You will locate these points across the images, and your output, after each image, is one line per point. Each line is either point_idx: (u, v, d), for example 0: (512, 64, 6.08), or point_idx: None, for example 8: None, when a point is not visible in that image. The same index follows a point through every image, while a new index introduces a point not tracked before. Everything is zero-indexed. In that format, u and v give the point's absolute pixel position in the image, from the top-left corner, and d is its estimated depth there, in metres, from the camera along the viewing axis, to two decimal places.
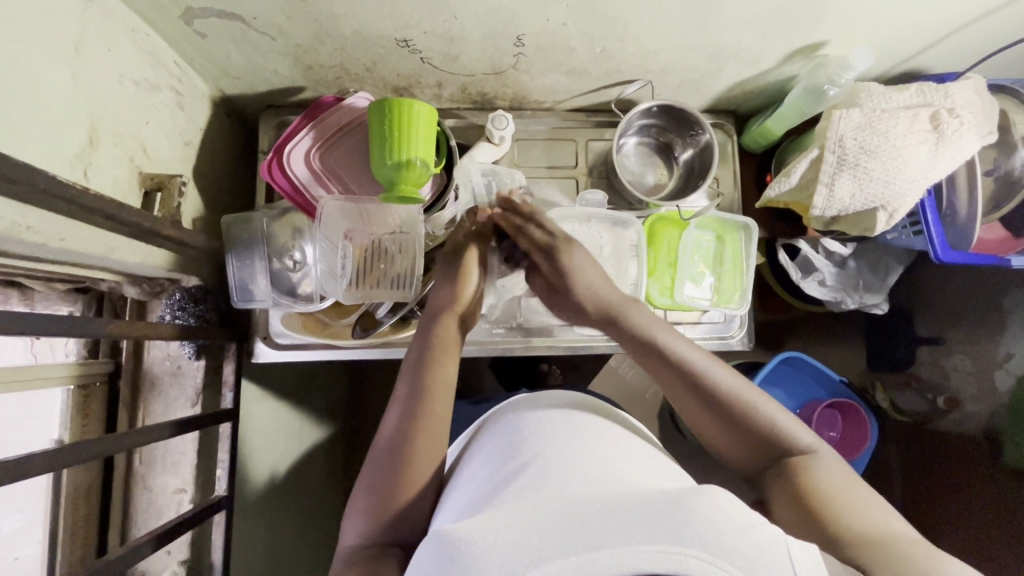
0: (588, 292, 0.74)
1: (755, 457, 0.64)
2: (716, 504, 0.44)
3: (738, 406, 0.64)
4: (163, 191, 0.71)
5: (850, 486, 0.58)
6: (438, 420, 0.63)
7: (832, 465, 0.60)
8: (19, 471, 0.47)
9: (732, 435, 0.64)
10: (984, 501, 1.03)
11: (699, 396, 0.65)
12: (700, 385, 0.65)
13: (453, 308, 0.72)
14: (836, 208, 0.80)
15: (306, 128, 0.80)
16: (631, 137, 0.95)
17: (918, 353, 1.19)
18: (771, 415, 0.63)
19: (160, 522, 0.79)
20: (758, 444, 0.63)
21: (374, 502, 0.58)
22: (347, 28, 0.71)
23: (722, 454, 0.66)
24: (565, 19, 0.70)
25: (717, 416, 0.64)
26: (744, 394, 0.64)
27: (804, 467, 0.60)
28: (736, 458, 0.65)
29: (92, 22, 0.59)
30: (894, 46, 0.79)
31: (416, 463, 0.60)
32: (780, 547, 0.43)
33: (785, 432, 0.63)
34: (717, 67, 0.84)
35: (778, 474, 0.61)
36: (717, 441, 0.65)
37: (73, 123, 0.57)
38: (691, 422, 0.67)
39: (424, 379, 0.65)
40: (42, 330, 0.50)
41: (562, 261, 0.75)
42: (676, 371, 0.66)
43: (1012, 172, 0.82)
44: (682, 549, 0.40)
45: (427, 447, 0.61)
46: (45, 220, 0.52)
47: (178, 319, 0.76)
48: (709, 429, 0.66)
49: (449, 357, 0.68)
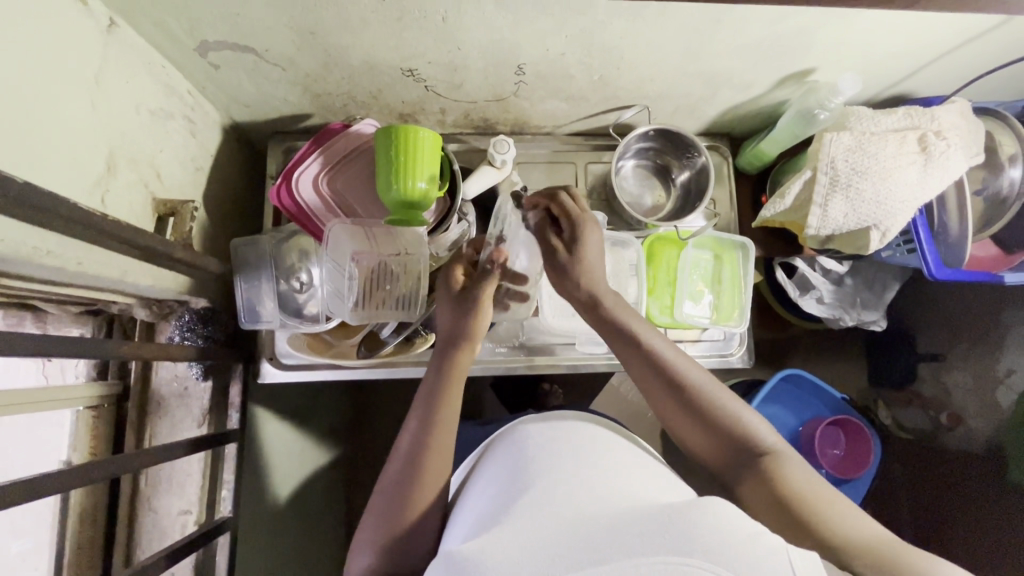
0: (589, 270, 0.71)
1: (729, 458, 0.64)
2: (717, 513, 0.45)
3: (708, 405, 0.65)
4: (175, 217, 0.73)
5: (820, 485, 0.59)
6: (445, 454, 0.63)
7: (799, 466, 0.61)
8: (27, 492, 0.47)
9: (702, 430, 0.65)
10: (990, 518, 1.03)
11: (670, 392, 0.66)
12: (671, 380, 0.66)
13: (470, 342, 0.70)
14: (830, 227, 0.82)
15: (314, 153, 0.83)
16: (629, 160, 0.97)
17: (919, 369, 1.20)
18: (742, 416, 0.65)
19: (163, 545, 0.79)
20: (730, 441, 0.64)
21: (382, 533, 0.59)
22: (355, 59, 0.73)
23: (698, 453, 0.67)
24: (564, 49, 0.73)
25: (687, 412, 0.65)
26: (716, 392, 0.66)
27: (775, 467, 0.60)
28: (711, 457, 0.66)
29: (112, 56, 0.62)
30: (881, 72, 0.82)
31: (420, 498, 0.60)
32: (781, 552, 0.44)
33: (753, 431, 0.64)
34: (711, 93, 0.87)
35: (750, 474, 0.62)
36: (688, 437, 0.67)
37: (94, 151, 0.60)
38: (662, 416, 0.68)
39: (432, 416, 0.64)
40: (55, 352, 0.51)
41: (578, 245, 0.71)
42: (649, 367, 0.67)
43: (1000, 191, 0.84)
44: (682, 559, 0.41)
45: (431, 480, 0.61)
46: (65, 245, 0.54)
47: (187, 341, 0.78)
48: (683, 428, 0.66)
49: (457, 391, 0.67)
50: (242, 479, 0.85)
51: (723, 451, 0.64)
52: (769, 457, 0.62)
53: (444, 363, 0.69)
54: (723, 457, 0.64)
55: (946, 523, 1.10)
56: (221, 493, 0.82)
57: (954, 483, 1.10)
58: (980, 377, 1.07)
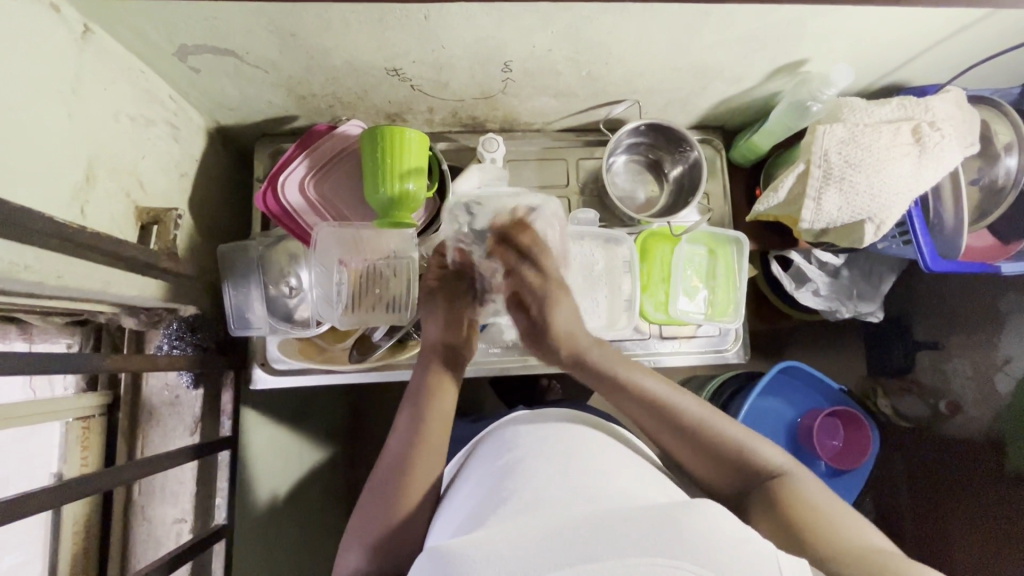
0: (566, 336, 0.74)
1: (737, 483, 0.64)
2: (707, 516, 0.44)
3: (706, 434, 0.65)
4: (159, 225, 0.72)
5: (823, 499, 0.60)
6: (435, 451, 0.65)
7: (802, 481, 0.61)
8: (17, 509, 0.47)
9: (707, 461, 0.65)
10: (986, 505, 1.04)
11: (669, 427, 0.66)
12: (669, 418, 0.66)
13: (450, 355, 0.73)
14: (825, 221, 0.81)
15: (300, 156, 0.82)
16: (620, 156, 0.96)
17: (918, 358, 1.19)
18: (742, 439, 0.65)
19: (159, 553, 0.80)
20: (733, 466, 0.64)
21: (373, 532, 0.60)
22: (339, 60, 0.72)
23: (706, 482, 0.67)
24: (550, 45, 0.72)
25: (688, 443, 0.65)
26: (712, 419, 0.66)
27: (785, 489, 0.60)
28: (719, 484, 0.66)
29: (89, 64, 0.61)
30: (875, 61, 0.81)
31: (410, 492, 0.61)
32: (769, 559, 0.43)
33: (761, 454, 0.64)
34: (702, 86, 0.86)
35: (758, 498, 0.62)
36: (697, 470, 0.66)
37: (72, 162, 0.59)
38: (665, 451, 0.68)
39: (424, 411, 0.67)
40: (40, 368, 0.51)
41: (551, 310, 0.75)
42: (643, 407, 0.68)
43: (996, 180, 0.83)
44: (670, 561, 0.40)
45: (422, 472, 0.63)
46: (43, 259, 0.53)
47: (176, 350, 0.77)
48: (689, 460, 0.66)
49: (447, 386, 0.70)
50: (236, 486, 0.86)
51: (730, 476, 0.65)
52: (780, 478, 0.62)
53: (431, 361, 0.73)
54: (732, 486, 0.65)
55: (943, 512, 1.11)
56: (215, 501, 0.83)
57: (952, 472, 1.10)
58: (979, 366, 1.06)
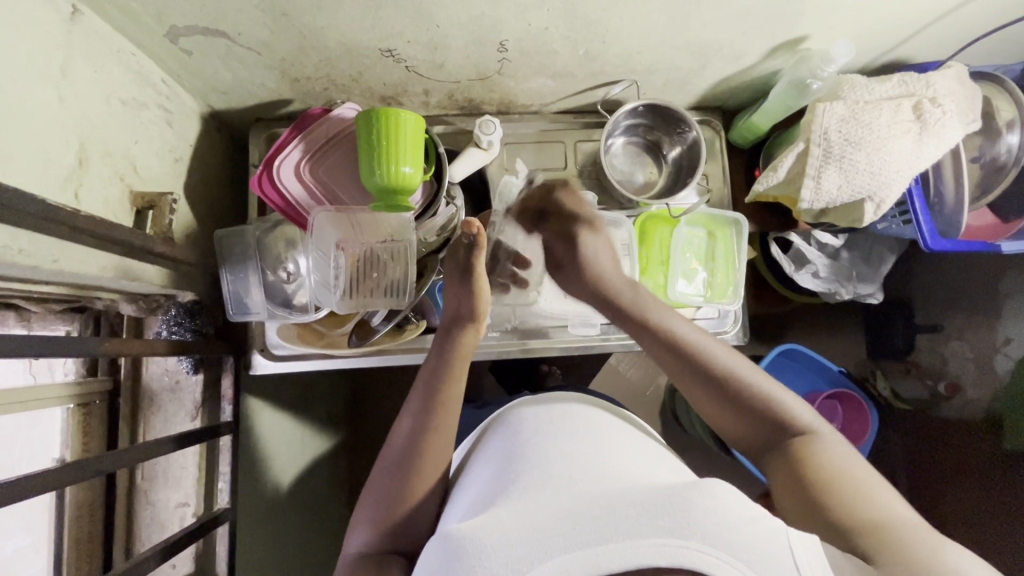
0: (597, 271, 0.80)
1: (760, 436, 0.65)
2: (717, 500, 0.44)
3: (734, 384, 0.66)
4: (154, 210, 0.72)
5: (854, 467, 0.59)
6: (446, 435, 0.63)
7: (832, 444, 0.61)
8: (17, 491, 0.47)
9: (731, 412, 0.66)
10: (986, 484, 1.04)
11: (699, 374, 0.67)
12: (696, 362, 0.67)
13: (473, 323, 0.71)
14: (824, 200, 0.81)
15: (294, 140, 0.81)
16: (618, 138, 0.95)
17: (917, 340, 1.19)
18: (770, 395, 0.65)
19: (164, 536, 0.82)
20: (762, 421, 0.65)
21: (379, 511, 0.60)
22: (331, 40, 0.71)
23: (728, 433, 0.68)
24: (547, 23, 0.71)
25: (713, 391, 0.66)
26: (742, 370, 0.66)
27: (806, 447, 0.61)
28: (742, 437, 0.67)
29: (78, 44, 0.60)
30: (876, 37, 0.80)
31: (420, 480, 0.61)
32: (781, 538, 0.43)
33: (790, 412, 0.64)
34: (701, 64, 0.85)
35: (780, 454, 0.63)
36: (720, 421, 0.68)
37: (63, 145, 0.58)
38: (691, 400, 0.69)
39: (437, 398, 0.65)
40: (39, 351, 0.51)
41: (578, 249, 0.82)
42: (672, 350, 0.69)
43: (998, 157, 0.82)
44: (683, 542, 0.40)
45: (434, 456, 0.62)
46: (37, 242, 0.53)
47: (175, 335, 0.78)
48: (713, 411, 0.68)
49: (461, 369, 0.67)
50: (238, 470, 0.86)
51: (750, 430, 0.66)
52: (802, 438, 0.62)
53: (446, 349, 0.69)
54: (757, 440, 0.66)
55: (943, 492, 1.12)
56: (218, 485, 0.84)
57: (951, 452, 1.11)
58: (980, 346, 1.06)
